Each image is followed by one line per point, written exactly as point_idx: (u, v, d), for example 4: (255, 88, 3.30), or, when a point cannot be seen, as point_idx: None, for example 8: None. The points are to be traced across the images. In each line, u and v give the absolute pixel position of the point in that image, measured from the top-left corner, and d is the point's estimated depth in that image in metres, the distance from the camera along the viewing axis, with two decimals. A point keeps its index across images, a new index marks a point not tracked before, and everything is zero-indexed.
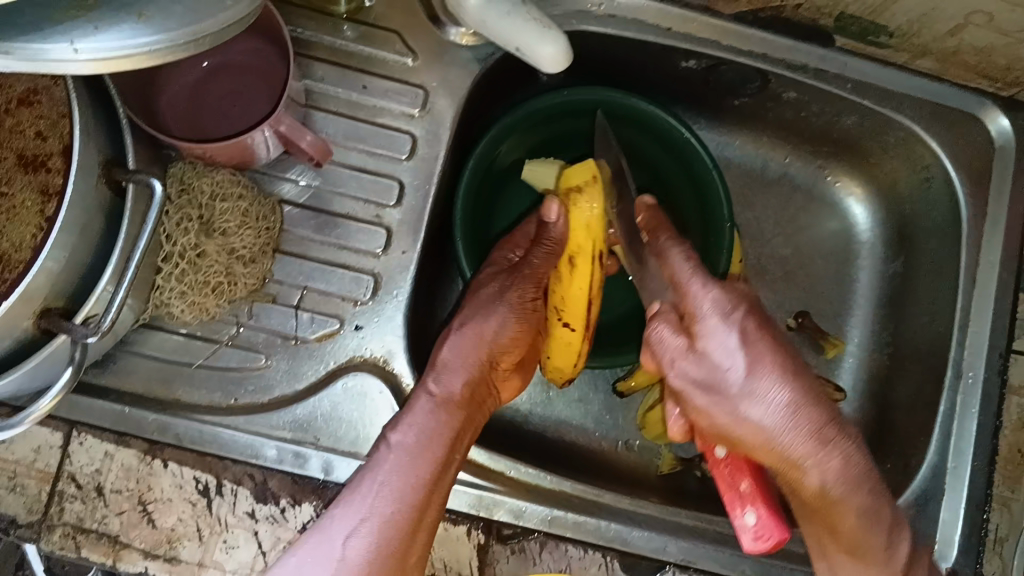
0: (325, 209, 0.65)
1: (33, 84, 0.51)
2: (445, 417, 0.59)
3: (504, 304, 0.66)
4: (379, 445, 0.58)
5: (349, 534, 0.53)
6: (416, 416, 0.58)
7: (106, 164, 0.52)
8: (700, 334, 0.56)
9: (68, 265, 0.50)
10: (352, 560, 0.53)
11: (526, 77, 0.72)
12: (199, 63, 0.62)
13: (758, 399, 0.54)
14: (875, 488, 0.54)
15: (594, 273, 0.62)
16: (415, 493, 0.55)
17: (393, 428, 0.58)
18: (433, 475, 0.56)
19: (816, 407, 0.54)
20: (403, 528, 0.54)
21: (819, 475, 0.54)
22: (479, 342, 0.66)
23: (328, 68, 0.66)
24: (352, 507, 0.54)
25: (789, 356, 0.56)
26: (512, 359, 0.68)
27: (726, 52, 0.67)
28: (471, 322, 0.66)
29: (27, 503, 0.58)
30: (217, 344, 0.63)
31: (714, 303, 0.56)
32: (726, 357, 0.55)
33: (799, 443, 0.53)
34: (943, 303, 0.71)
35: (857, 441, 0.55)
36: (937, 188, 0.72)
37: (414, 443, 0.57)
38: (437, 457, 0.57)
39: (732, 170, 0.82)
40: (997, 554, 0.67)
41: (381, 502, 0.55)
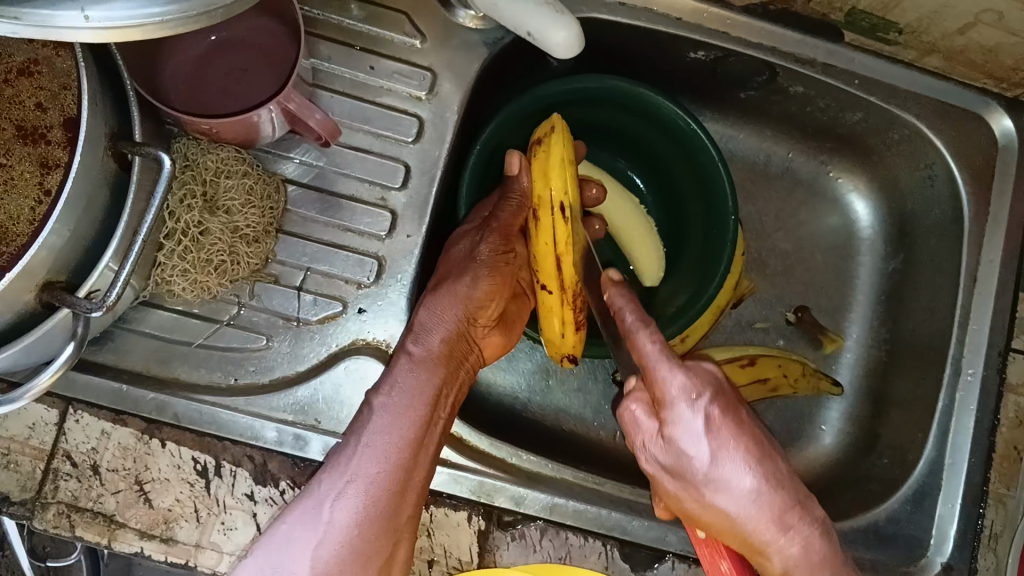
0: (328, 189, 0.65)
1: (34, 55, 0.50)
2: (429, 375, 0.59)
3: (477, 259, 0.63)
4: (363, 409, 0.58)
5: (336, 496, 0.53)
6: (401, 381, 0.58)
7: (111, 137, 0.50)
8: (668, 421, 0.52)
9: (74, 238, 0.49)
10: (340, 523, 0.52)
11: (536, 62, 0.71)
12: (205, 38, 0.60)
13: (724, 487, 0.52)
14: (841, 569, 0.53)
15: (558, 225, 0.57)
16: (400, 454, 0.55)
17: (379, 392, 0.58)
18: (419, 433, 0.57)
19: (783, 490, 0.53)
20: (391, 490, 0.54)
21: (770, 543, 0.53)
22: (460, 301, 0.63)
23: (334, 48, 0.65)
24: (339, 471, 0.54)
25: (756, 434, 0.53)
26: (491, 315, 0.65)
27: (734, 44, 0.67)
28: (446, 282, 0.64)
29: (20, 480, 0.57)
30: (217, 324, 0.62)
31: (680, 388, 0.51)
32: (692, 446, 0.52)
33: (758, 516, 0.52)
34: (942, 300, 0.72)
35: (821, 522, 0.54)
36: (939, 186, 0.72)
37: (398, 403, 0.57)
38: (421, 415, 0.57)
39: (736, 163, 0.82)
40: (992, 549, 0.67)
41: (367, 463, 0.54)
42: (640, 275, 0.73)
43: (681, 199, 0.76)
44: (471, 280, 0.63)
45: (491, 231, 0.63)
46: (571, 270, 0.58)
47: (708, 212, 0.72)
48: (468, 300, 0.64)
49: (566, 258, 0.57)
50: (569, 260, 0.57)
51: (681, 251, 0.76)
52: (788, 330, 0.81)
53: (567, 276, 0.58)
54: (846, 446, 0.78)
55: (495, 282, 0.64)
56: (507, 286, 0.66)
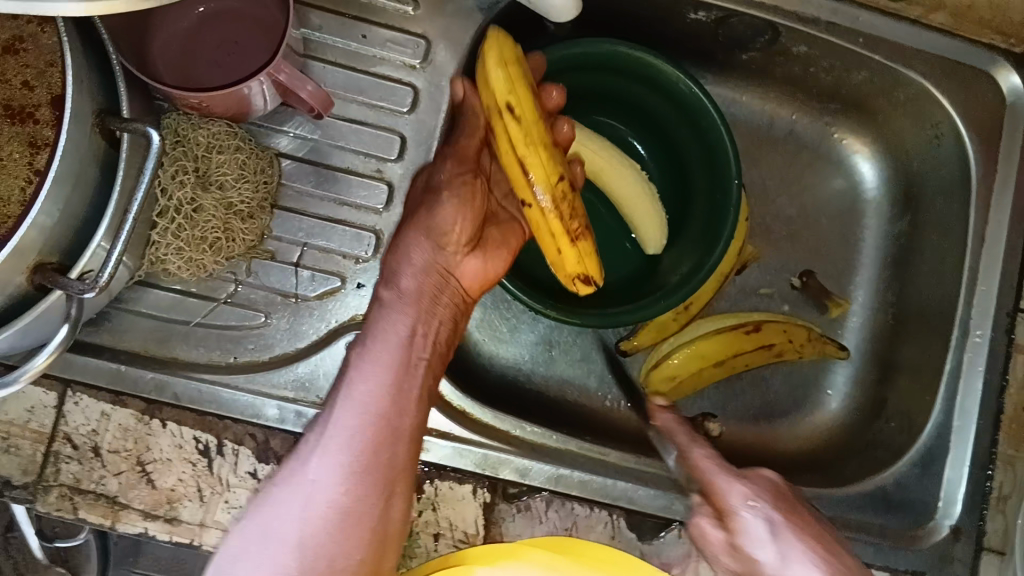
0: (323, 162, 0.64)
1: (18, 31, 0.49)
2: (403, 315, 0.58)
3: (438, 191, 0.60)
4: (344, 364, 0.58)
5: (320, 453, 0.53)
6: (376, 329, 0.58)
7: (99, 113, 0.49)
8: (734, 529, 0.55)
9: (65, 218, 0.48)
10: (323, 480, 0.52)
11: (533, 27, 0.69)
12: (194, 10, 0.59)
13: None
14: None
15: (512, 129, 0.57)
16: (380, 400, 0.55)
17: (357, 343, 0.58)
18: (398, 376, 0.56)
19: None
20: (374, 437, 0.54)
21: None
22: (426, 233, 0.60)
23: (326, 17, 0.63)
24: (323, 428, 0.55)
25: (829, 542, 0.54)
26: (463, 240, 0.61)
27: (736, 5, 0.65)
28: (410, 219, 0.61)
29: (21, 464, 0.56)
30: (214, 302, 0.61)
31: (740, 494, 0.56)
32: (758, 549, 0.53)
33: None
34: (950, 262, 0.71)
35: None
36: (946, 146, 0.71)
37: (375, 350, 0.57)
38: (396, 358, 0.57)
39: (739, 127, 0.80)
40: (1001, 512, 0.66)
41: (350, 414, 0.54)
42: (643, 243, 0.72)
43: (683, 164, 0.74)
44: (430, 212, 0.59)
45: (447, 157, 0.61)
46: (542, 171, 0.57)
47: (710, 177, 0.71)
48: (435, 232, 0.60)
49: (529, 159, 0.57)
50: (534, 160, 0.57)
51: (684, 217, 0.75)
52: (793, 296, 0.79)
53: (539, 178, 0.58)
54: (852, 410, 0.78)
55: (462, 205, 0.60)
56: (478, 207, 0.61)
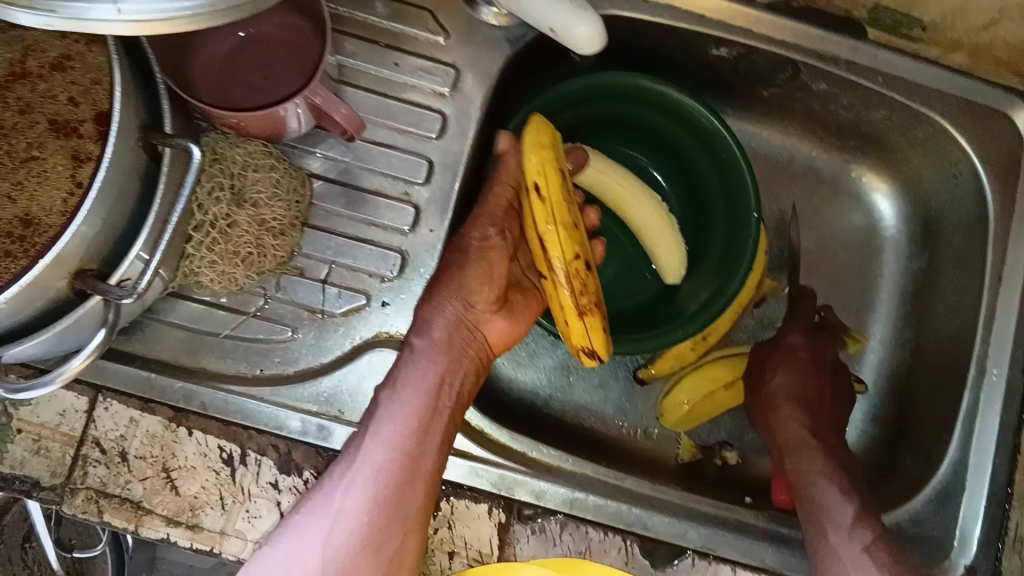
0: (354, 184, 0.66)
1: (66, 50, 0.52)
2: (431, 365, 0.60)
3: (468, 250, 0.62)
4: (371, 402, 0.59)
5: (346, 485, 0.56)
6: (405, 374, 0.59)
7: (142, 129, 0.52)
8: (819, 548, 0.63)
9: (106, 227, 0.50)
10: (350, 510, 0.55)
11: (559, 59, 0.72)
12: (234, 34, 0.61)
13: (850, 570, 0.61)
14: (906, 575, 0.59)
15: (538, 207, 0.59)
16: (406, 442, 0.57)
17: (386, 385, 0.59)
18: (424, 421, 0.58)
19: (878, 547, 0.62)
20: (397, 476, 0.56)
21: (812, 508, 0.65)
22: (457, 289, 0.61)
23: (360, 44, 0.66)
24: (348, 462, 0.56)
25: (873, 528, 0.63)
26: (489, 301, 0.64)
27: (758, 42, 0.67)
28: (443, 275, 0.62)
29: (50, 466, 0.58)
30: (244, 315, 0.63)
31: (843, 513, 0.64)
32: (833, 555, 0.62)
33: (814, 475, 0.67)
34: (967, 298, 0.71)
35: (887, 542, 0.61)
36: (964, 184, 0.72)
37: (402, 394, 0.58)
38: (424, 404, 0.58)
39: (759, 161, 0.82)
40: (1018, 552, 0.65)
41: (376, 451, 0.57)
42: (662, 272, 0.73)
43: (703, 197, 0.76)
44: (461, 271, 0.62)
45: (480, 222, 0.63)
46: (559, 249, 0.59)
47: (729, 209, 0.72)
48: (466, 290, 0.62)
49: (549, 237, 0.59)
50: (551, 238, 0.59)
51: (701, 248, 0.76)
52: None
53: (556, 256, 0.59)
54: None
55: (487, 271, 0.63)
56: (501, 273, 0.64)
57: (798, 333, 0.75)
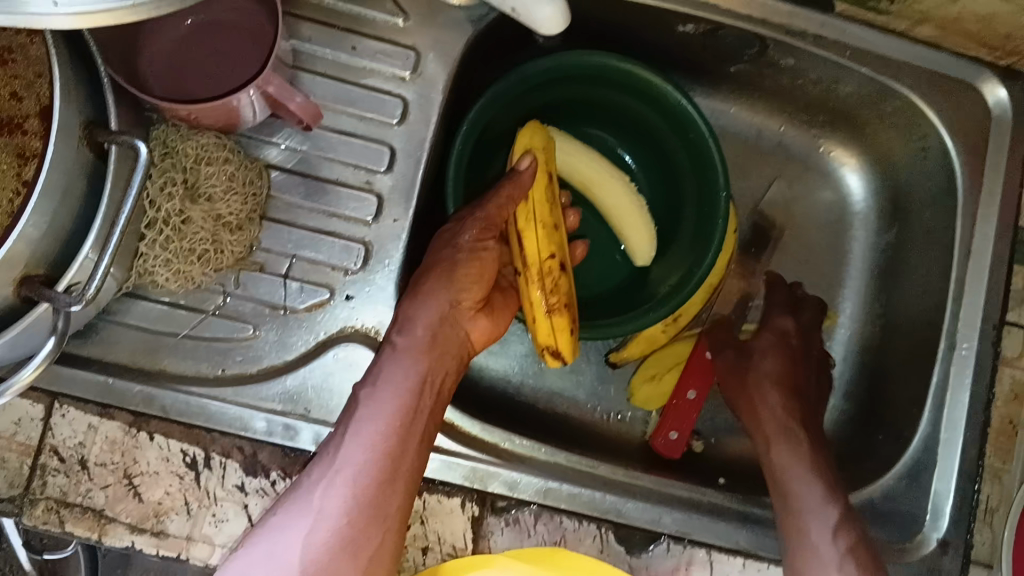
0: (313, 174, 0.64)
1: (8, 42, 0.48)
2: (414, 364, 0.58)
3: (456, 246, 0.61)
4: (352, 400, 0.58)
5: (326, 484, 0.54)
6: (387, 372, 0.58)
7: (88, 125, 0.49)
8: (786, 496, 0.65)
9: (51, 231, 0.48)
10: (330, 511, 0.53)
11: (523, 39, 0.70)
12: (182, 21, 0.59)
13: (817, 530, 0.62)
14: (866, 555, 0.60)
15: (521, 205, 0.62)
16: (386, 442, 0.55)
17: (366, 383, 0.58)
18: (406, 420, 0.56)
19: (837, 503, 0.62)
20: (377, 476, 0.54)
21: (791, 496, 0.64)
22: (444, 284, 0.61)
23: (315, 28, 0.63)
24: (328, 462, 0.54)
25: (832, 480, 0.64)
26: (475, 298, 0.63)
27: (726, 17, 0.65)
28: (429, 270, 0.61)
29: (7, 477, 0.56)
30: (203, 314, 0.61)
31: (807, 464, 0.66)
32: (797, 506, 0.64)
33: (796, 461, 0.66)
34: (938, 274, 0.71)
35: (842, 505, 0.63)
36: (934, 158, 0.71)
37: (383, 392, 0.57)
38: (405, 403, 0.57)
39: (728, 138, 0.81)
40: (988, 524, 0.67)
41: (355, 451, 0.55)
42: (633, 255, 0.72)
43: (674, 176, 0.75)
44: (451, 267, 0.61)
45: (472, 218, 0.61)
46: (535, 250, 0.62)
47: (699, 188, 0.71)
48: (452, 285, 0.61)
49: (527, 234, 0.62)
50: (528, 235, 0.62)
51: (674, 229, 0.75)
52: None
53: (530, 254, 0.61)
54: (841, 421, 0.78)
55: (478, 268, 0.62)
56: (490, 272, 0.63)
57: (787, 322, 0.76)
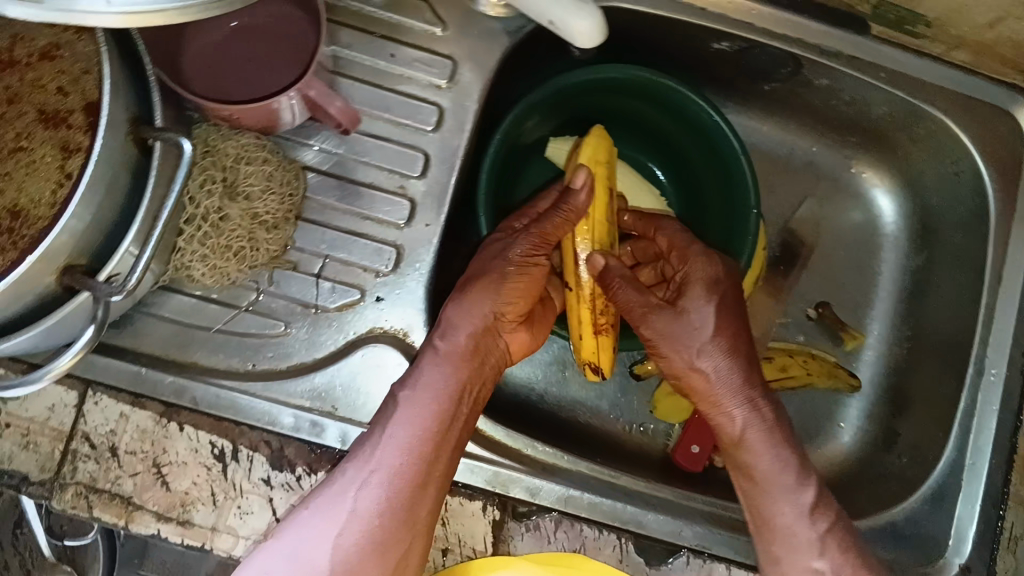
0: (348, 177, 0.65)
1: (55, 39, 0.51)
2: (454, 371, 0.59)
3: (506, 260, 0.63)
4: (387, 400, 0.58)
5: (359, 487, 0.54)
6: (425, 375, 0.58)
7: (134, 122, 0.51)
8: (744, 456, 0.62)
9: (95, 222, 0.49)
10: (362, 513, 0.54)
11: (558, 51, 0.71)
12: (227, 23, 0.60)
13: (790, 498, 0.60)
14: (792, 526, 0.60)
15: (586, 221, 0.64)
16: (421, 448, 0.56)
17: (404, 385, 0.58)
18: (441, 426, 0.57)
19: (777, 467, 0.61)
20: (410, 482, 0.55)
21: (753, 473, 0.62)
22: (488, 296, 0.62)
23: (355, 35, 0.65)
24: (362, 462, 0.55)
25: (773, 447, 0.62)
26: (519, 313, 0.63)
27: (760, 35, 0.66)
28: (478, 278, 0.63)
29: (39, 461, 0.57)
30: (236, 309, 0.63)
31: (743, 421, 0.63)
32: (766, 466, 0.61)
33: (755, 433, 0.62)
34: (966, 298, 0.71)
35: (774, 466, 0.61)
36: (965, 182, 0.71)
37: (421, 396, 0.57)
38: (443, 410, 0.57)
39: (758, 155, 0.81)
40: (1012, 551, 0.66)
41: (389, 455, 0.55)
42: None
43: (702, 192, 0.75)
44: (499, 279, 0.62)
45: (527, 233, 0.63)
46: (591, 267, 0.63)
47: (728, 205, 0.72)
48: (497, 296, 0.62)
49: (585, 251, 0.64)
50: (587, 252, 0.64)
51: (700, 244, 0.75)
52: (809, 326, 0.80)
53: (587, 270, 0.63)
54: (864, 443, 0.78)
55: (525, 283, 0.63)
56: (536, 288, 0.64)
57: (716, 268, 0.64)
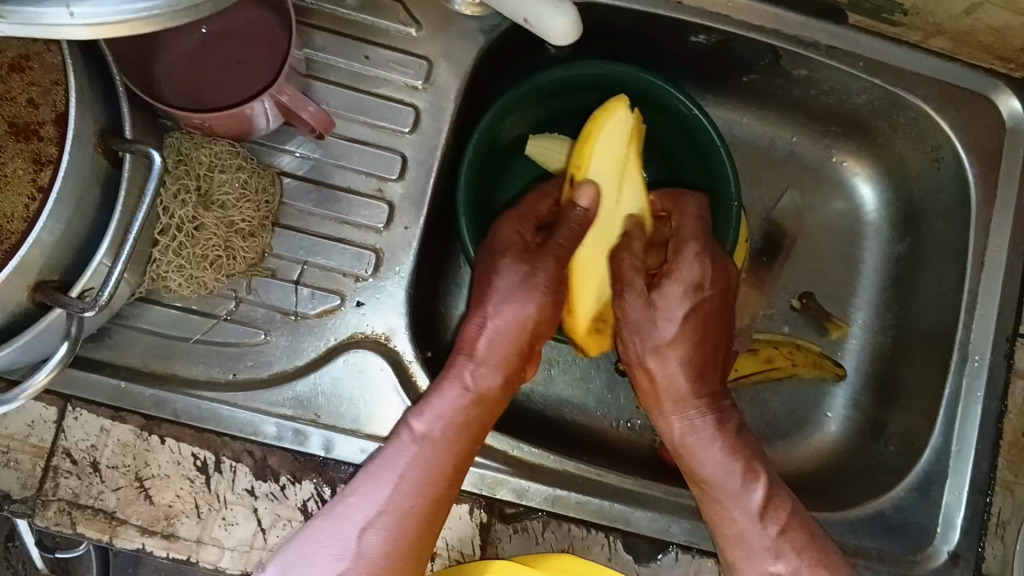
0: (325, 181, 0.64)
1: (25, 50, 0.50)
2: (477, 414, 0.59)
3: (536, 293, 0.62)
4: (400, 433, 0.58)
5: (366, 525, 0.54)
6: (441, 410, 0.58)
7: (101, 134, 0.50)
8: (693, 455, 0.62)
9: (66, 237, 0.48)
10: (368, 553, 0.53)
11: (535, 49, 0.70)
12: (196, 30, 0.59)
13: (742, 501, 0.59)
14: (745, 525, 0.59)
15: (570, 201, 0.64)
16: (434, 490, 0.56)
17: (417, 419, 0.58)
18: (456, 469, 0.57)
19: (732, 472, 0.60)
20: (420, 522, 0.55)
21: (698, 473, 0.61)
22: (520, 333, 0.62)
23: (329, 37, 0.64)
24: (372, 495, 0.55)
25: (733, 454, 0.61)
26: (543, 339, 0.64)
27: (737, 28, 0.66)
28: (505, 308, 0.62)
29: (21, 478, 0.57)
30: (215, 319, 0.62)
31: (696, 425, 0.62)
32: (711, 468, 0.60)
33: (694, 439, 0.62)
34: (949, 285, 0.71)
35: (723, 467, 0.60)
36: (945, 168, 0.71)
37: (440, 437, 0.57)
38: (462, 449, 0.58)
39: (740, 147, 0.81)
40: (1000, 537, 0.66)
41: (400, 496, 0.55)
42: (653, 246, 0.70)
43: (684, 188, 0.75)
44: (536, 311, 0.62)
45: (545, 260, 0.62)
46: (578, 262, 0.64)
47: (710, 200, 0.71)
48: (519, 330, 0.62)
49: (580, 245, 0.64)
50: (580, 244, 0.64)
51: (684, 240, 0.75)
52: (794, 317, 0.80)
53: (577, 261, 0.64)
54: (851, 432, 0.78)
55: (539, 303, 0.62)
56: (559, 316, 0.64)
57: (702, 273, 0.62)
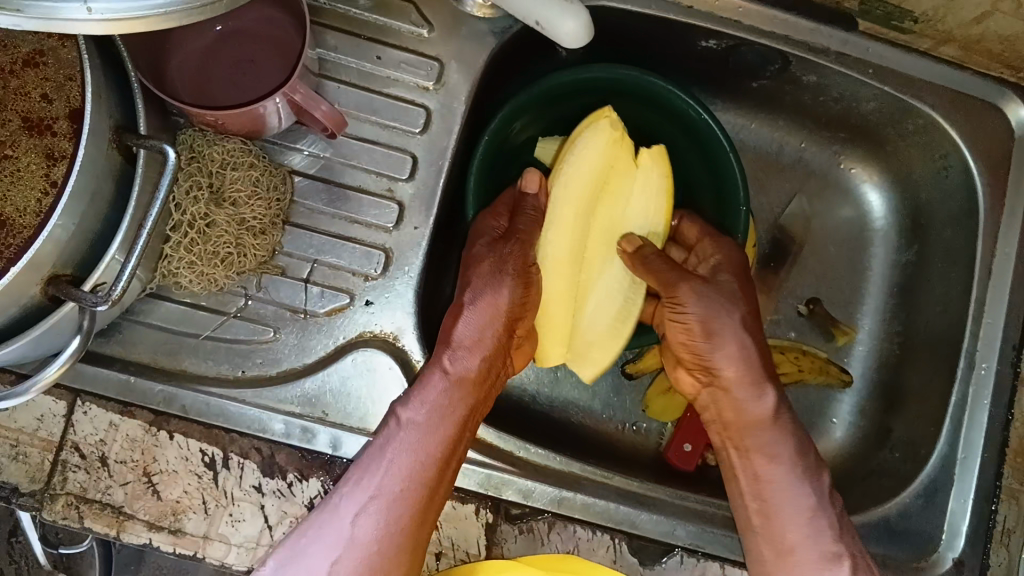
0: (335, 181, 0.65)
1: (39, 45, 0.50)
2: (459, 395, 0.59)
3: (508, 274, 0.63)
4: (388, 419, 0.58)
5: (358, 513, 0.55)
6: (429, 396, 0.58)
7: (117, 129, 0.50)
8: (760, 435, 0.63)
9: (79, 232, 0.48)
10: (362, 539, 0.55)
11: (545, 51, 0.70)
12: (211, 28, 0.60)
13: (809, 481, 0.62)
14: (822, 504, 0.61)
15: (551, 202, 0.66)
16: (423, 473, 0.56)
17: (404, 405, 0.58)
18: (444, 454, 0.57)
19: (796, 453, 0.63)
20: (412, 509, 0.56)
21: (766, 455, 0.63)
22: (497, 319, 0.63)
23: (341, 37, 0.64)
24: (362, 479, 0.56)
25: (794, 437, 0.64)
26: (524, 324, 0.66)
27: (747, 33, 0.66)
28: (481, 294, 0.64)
29: (30, 472, 0.57)
30: (225, 316, 0.62)
31: (762, 406, 0.64)
32: (780, 450, 0.63)
33: (766, 419, 0.64)
34: (956, 293, 0.71)
35: (791, 448, 0.63)
36: (953, 176, 0.71)
37: (427, 421, 0.58)
38: (449, 433, 0.58)
39: (748, 153, 0.81)
40: (1005, 545, 0.67)
41: (391, 480, 0.56)
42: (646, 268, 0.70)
43: (690, 192, 0.75)
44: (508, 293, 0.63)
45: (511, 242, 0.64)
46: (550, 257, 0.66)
47: (717, 205, 0.72)
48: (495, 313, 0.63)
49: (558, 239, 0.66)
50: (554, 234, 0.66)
51: None
52: (800, 323, 0.81)
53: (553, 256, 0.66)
54: (857, 438, 0.78)
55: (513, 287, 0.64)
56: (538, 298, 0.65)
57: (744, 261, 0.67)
